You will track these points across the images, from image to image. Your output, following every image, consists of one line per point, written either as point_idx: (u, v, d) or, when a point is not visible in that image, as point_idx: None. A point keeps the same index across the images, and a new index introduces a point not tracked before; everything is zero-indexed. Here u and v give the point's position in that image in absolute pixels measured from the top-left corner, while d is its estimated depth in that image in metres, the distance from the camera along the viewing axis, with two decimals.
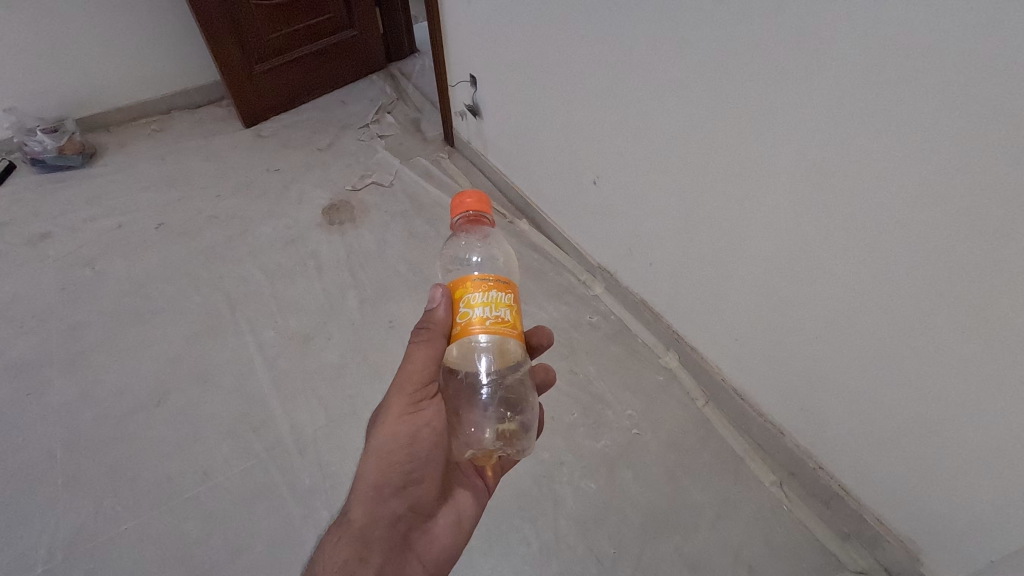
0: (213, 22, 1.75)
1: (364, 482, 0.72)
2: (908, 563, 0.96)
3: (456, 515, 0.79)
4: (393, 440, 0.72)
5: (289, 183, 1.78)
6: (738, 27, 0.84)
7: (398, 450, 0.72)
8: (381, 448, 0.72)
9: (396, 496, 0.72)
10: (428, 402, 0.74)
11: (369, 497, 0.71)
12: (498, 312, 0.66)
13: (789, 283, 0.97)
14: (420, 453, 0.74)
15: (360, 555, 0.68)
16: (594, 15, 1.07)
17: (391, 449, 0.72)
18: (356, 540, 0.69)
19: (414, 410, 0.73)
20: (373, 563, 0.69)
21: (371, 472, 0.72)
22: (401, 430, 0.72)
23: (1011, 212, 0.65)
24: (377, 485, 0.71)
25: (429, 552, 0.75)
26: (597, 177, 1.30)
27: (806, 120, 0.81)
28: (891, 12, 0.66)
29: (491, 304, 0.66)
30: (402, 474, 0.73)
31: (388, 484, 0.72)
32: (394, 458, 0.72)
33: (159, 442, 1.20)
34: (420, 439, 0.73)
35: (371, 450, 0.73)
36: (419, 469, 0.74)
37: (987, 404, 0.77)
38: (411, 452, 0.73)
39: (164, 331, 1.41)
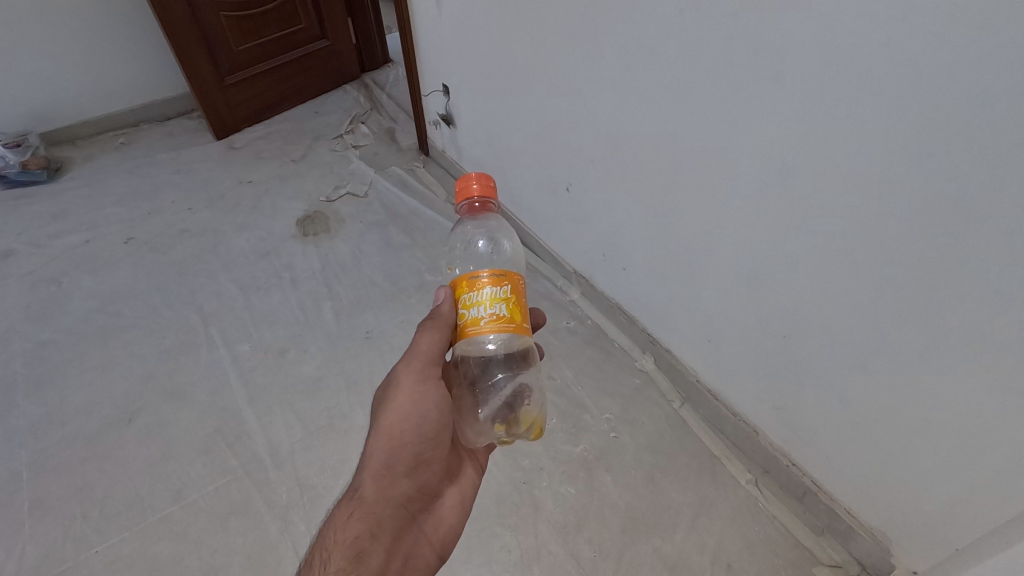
0: (183, 33, 1.84)
1: (373, 459, 0.70)
2: (879, 557, 0.96)
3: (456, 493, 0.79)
4: (401, 420, 0.70)
5: (263, 195, 1.85)
6: (662, 48, 0.89)
7: (407, 432, 0.70)
8: (390, 427, 0.70)
9: (405, 476, 0.72)
10: (437, 383, 0.72)
11: (379, 475, 0.70)
12: (494, 309, 0.63)
13: (748, 294, 0.98)
14: (427, 434, 0.72)
15: (373, 531, 0.68)
16: (542, 36, 1.13)
17: (400, 429, 0.70)
18: (368, 516, 0.68)
19: (422, 391, 0.71)
20: (381, 538, 0.68)
21: (381, 450, 0.70)
22: (411, 411, 0.70)
23: (955, 224, 0.65)
24: (388, 464, 0.70)
25: (436, 532, 0.76)
26: (569, 185, 1.31)
27: (751, 133, 0.82)
28: (781, 41, 0.72)
29: (493, 299, 0.63)
30: (413, 457, 0.72)
31: (397, 463, 0.70)
32: (403, 439, 0.70)
33: (130, 461, 1.21)
34: (428, 421, 0.71)
35: (380, 426, 0.70)
36: (426, 449, 0.73)
37: (939, 404, 0.77)
38: (419, 434, 0.71)
39: (136, 347, 1.43)
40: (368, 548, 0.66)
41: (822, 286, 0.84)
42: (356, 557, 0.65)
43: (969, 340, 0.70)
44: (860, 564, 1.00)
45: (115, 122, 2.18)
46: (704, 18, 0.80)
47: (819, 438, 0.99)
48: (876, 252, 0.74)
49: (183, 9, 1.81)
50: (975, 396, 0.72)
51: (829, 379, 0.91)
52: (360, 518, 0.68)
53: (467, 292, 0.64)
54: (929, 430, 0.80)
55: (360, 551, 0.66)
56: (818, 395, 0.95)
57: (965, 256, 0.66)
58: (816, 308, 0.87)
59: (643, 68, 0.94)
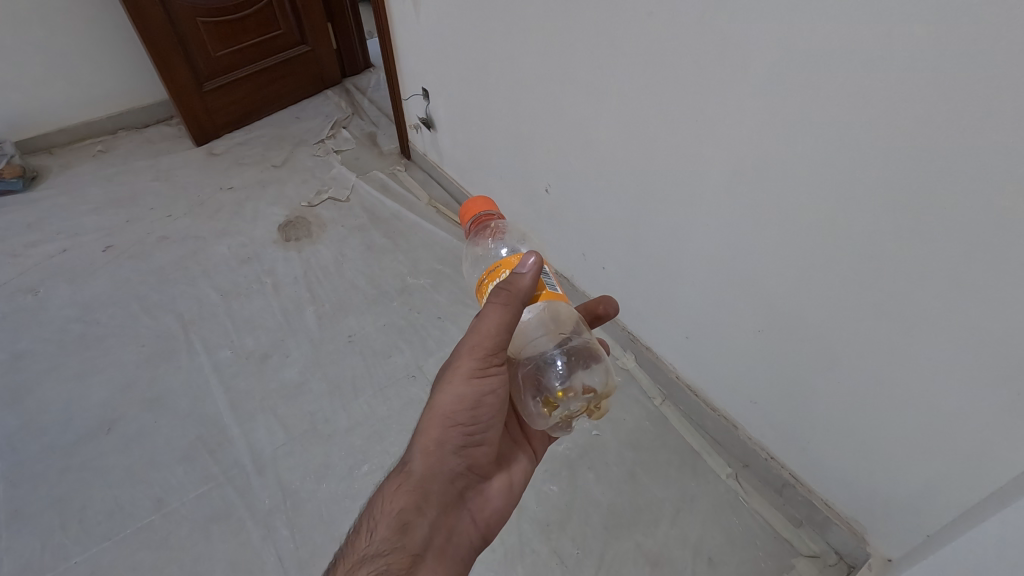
0: (160, 39, 1.83)
1: (426, 434, 0.68)
2: (856, 546, 0.98)
3: (506, 479, 0.76)
4: (456, 400, 0.66)
5: (243, 201, 1.85)
6: (633, 48, 0.90)
7: (461, 414, 0.67)
8: (445, 405, 0.67)
9: (456, 456, 0.69)
10: (499, 366, 0.66)
11: (430, 452, 0.67)
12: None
13: (724, 290, 1.00)
14: (481, 418, 0.68)
15: (420, 506, 0.66)
16: (517, 39, 1.14)
17: (454, 410, 0.67)
18: (416, 492, 0.66)
19: (483, 374, 0.66)
20: (428, 514, 0.66)
21: (434, 427, 0.67)
22: (467, 392, 0.66)
23: (915, 219, 0.67)
24: (440, 442, 0.67)
25: (481, 514, 0.72)
26: (547, 187, 1.32)
27: (721, 131, 0.83)
28: (745, 41, 0.73)
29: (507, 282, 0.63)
30: (464, 435, 0.68)
31: (449, 443, 0.68)
32: (456, 419, 0.67)
33: (109, 470, 1.19)
34: (484, 405, 0.67)
35: (436, 404, 0.67)
36: (480, 432, 0.69)
37: (905, 393, 0.79)
38: (474, 417, 0.67)
39: (114, 356, 1.41)
40: (414, 523, 0.65)
41: (793, 280, 0.86)
42: (400, 529, 0.64)
43: (931, 330, 0.72)
44: (838, 554, 1.02)
45: (92, 130, 2.16)
46: (672, 19, 0.81)
47: (795, 430, 1.01)
48: (842, 246, 0.76)
49: (160, 16, 1.80)
50: (939, 384, 0.74)
51: (804, 372, 0.93)
52: (408, 491, 0.66)
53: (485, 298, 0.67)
54: (897, 420, 0.82)
55: (405, 525, 0.65)
56: (794, 388, 0.96)
57: (925, 249, 0.67)
58: (788, 302, 0.89)
59: (615, 69, 0.95)
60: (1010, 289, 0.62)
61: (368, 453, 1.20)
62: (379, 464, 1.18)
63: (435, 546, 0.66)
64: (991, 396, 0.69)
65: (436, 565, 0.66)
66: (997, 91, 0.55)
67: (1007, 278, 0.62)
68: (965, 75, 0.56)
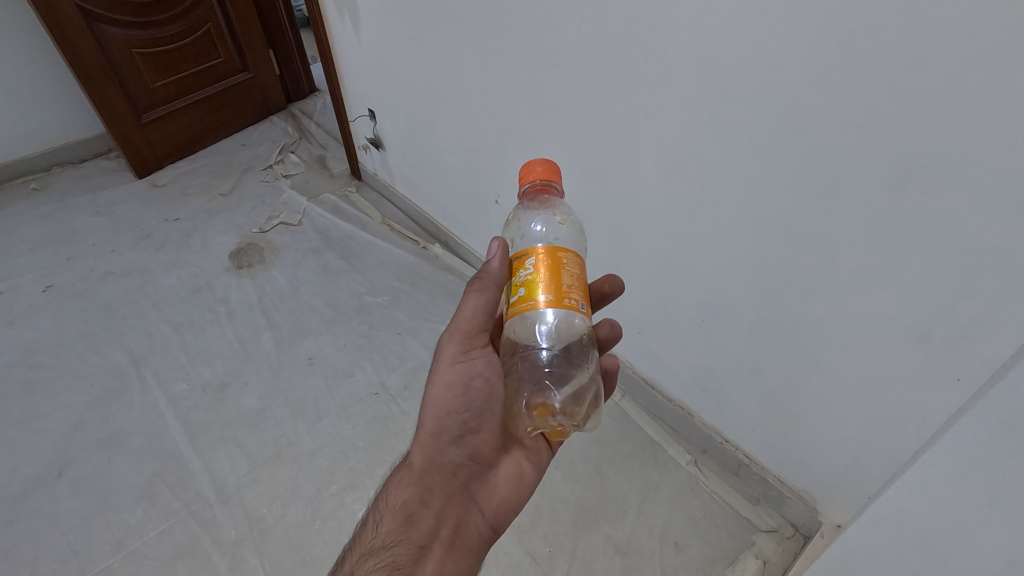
0: (93, 72, 1.80)
1: (422, 428, 0.71)
2: (809, 516, 1.04)
3: (515, 471, 0.76)
4: (446, 387, 0.69)
5: (192, 231, 1.81)
6: (567, 58, 0.94)
7: (453, 399, 0.69)
8: (437, 393, 0.70)
9: (454, 443, 0.71)
10: (482, 350, 0.71)
11: (426, 444, 0.71)
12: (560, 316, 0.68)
13: (669, 284, 1.05)
14: (475, 402, 0.70)
15: (423, 499, 0.68)
16: (458, 57, 1.18)
17: (446, 397, 0.69)
18: (418, 483, 0.69)
19: (466, 357, 0.70)
20: (433, 506, 0.68)
21: (430, 419, 0.71)
22: (455, 377, 0.69)
23: (826, 206, 0.73)
24: (436, 433, 0.70)
25: (489, 503, 0.73)
26: (498, 198, 1.35)
27: (651, 135, 0.89)
28: (662, 49, 0.79)
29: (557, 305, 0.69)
30: (458, 422, 0.70)
31: (445, 430, 0.70)
32: (450, 404, 0.70)
33: (61, 516, 1.15)
34: (474, 389, 0.69)
35: (430, 397, 0.71)
36: (475, 419, 0.71)
37: (835, 366, 0.85)
38: (468, 402, 0.70)
39: (61, 398, 1.36)
40: (418, 516, 0.67)
41: (728, 270, 0.92)
42: (405, 522, 0.66)
43: (850, 305, 0.78)
44: (794, 525, 1.08)
45: (24, 167, 2.08)
46: (599, 33, 0.86)
47: (744, 413, 1.07)
48: (768, 234, 0.82)
49: (93, 48, 1.77)
50: (861, 357, 0.81)
51: (746, 357, 0.99)
52: (411, 483, 0.69)
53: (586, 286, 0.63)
54: (831, 392, 0.88)
55: (410, 516, 0.66)
56: (739, 372, 1.02)
57: (835, 231, 0.74)
58: (724, 292, 0.95)
59: (550, 82, 1.01)
60: (908, 263, 0.68)
61: (336, 473, 1.20)
62: (347, 483, 1.18)
63: (443, 539, 0.67)
64: (902, 362, 0.76)
65: (444, 557, 0.66)
66: (875, 88, 0.61)
67: (905, 255, 0.68)
68: (850, 74, 0.63)
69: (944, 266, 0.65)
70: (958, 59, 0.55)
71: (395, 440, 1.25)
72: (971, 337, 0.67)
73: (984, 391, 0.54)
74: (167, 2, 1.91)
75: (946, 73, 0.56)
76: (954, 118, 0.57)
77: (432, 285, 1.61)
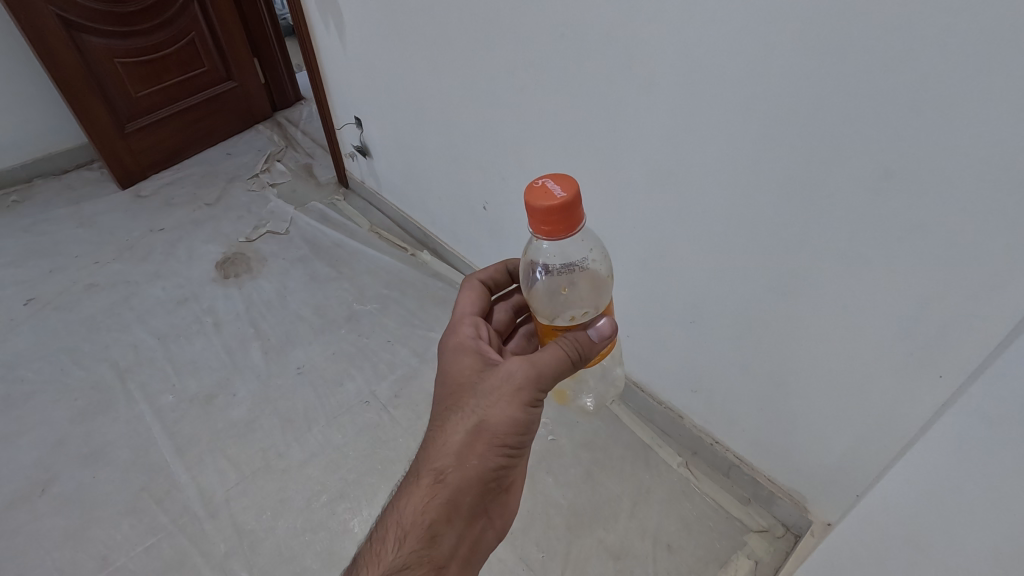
0: (74, 82, 1.78)
1: (467, 455, 0.61)
2: (799, 515, 1.04)
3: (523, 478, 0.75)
4: (508, 425, 0.60)
5: (177, 242, 1.80)
6: (551, 64, 0.95)
7: (511, 438, 0.61)
8: (492, 427, 0.60)
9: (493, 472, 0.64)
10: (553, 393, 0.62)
11: (468, 471, 0.62)
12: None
13: (656, 287, 1.06)
14: (528, 440, 0.63)
15: (451, 521, 0.63)
16: (444, 64, 1.18)
17: (504, 434, 0.61)
18: (450, 508, 0.62)
19: (536, 402, 0.61)
20: (457, 527, 0.64)
21: (479, 449, 0.61)
22: (520, 419, 0.60)
23: (808, 208, 0.74)
24: (482, 464, 0.61)
25: (503, 514, 0.72)
26: (485, 204, 1.36)
27: (636, 140, 0.90)
28: (646, 56, 0.80)
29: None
30: (507, 458, 0.63)
31: (492, 464, 0.62)
32: (504, 442, 0.61)
33: (45, 533, 1.13)
34: (532, 431, 0.62)
35: (486, 426, 0.60)
36: (523, 452, 0.64)
37: (820, 364, 0.86)
38: (521, 441, 0.62)
39: (43, 412, 1.34)
40: (442, 537, 0.63)
41: (714, 272, 0.93)
42: (428, 542, 0.62)
43: (834, 307, 0.79)
44: (784, 525, 1.08)
45: (4, 179, 2.05)
46: (582, 41, 0.88)
47: (734, 414, 1.08)
48: (753, 237, 0.83)
49: (74, 58, 1.76)
50: (844, 356, 0.82)
51: (736, 359, 1.00)
52: (441, 506, 0.62)
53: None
54: (817, 391, 0.89)
55: (434, 536, 0.62)
56: (728, 373, 1.03)
57: (818, 232, 0.75)
58: (710, 294, 0.96)
59: (536, 89, 1.01)
60: (888, 260, 0.70)
61: (326, 483, 1.19)
62: (338, 492, 1.17)
63: (460, 556, 0.66)
64: (886, 359, 0.77)
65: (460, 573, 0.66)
66: (851, 91, 0.63)
67: (884, 254, 0.70)
68: (828, 78, 0.64)
69: (923, 265, 0.67)
70: (929, 63, 0.56)
71: (386, 448, 1.24)
72: (950, 334, 0.68)
73: (963, 389, 0.55)
74: (149, 12, 1.90)
75: (919, 77, 0.58)
76: (928, 120, 0.59)
77: (421, 292, 1.61)
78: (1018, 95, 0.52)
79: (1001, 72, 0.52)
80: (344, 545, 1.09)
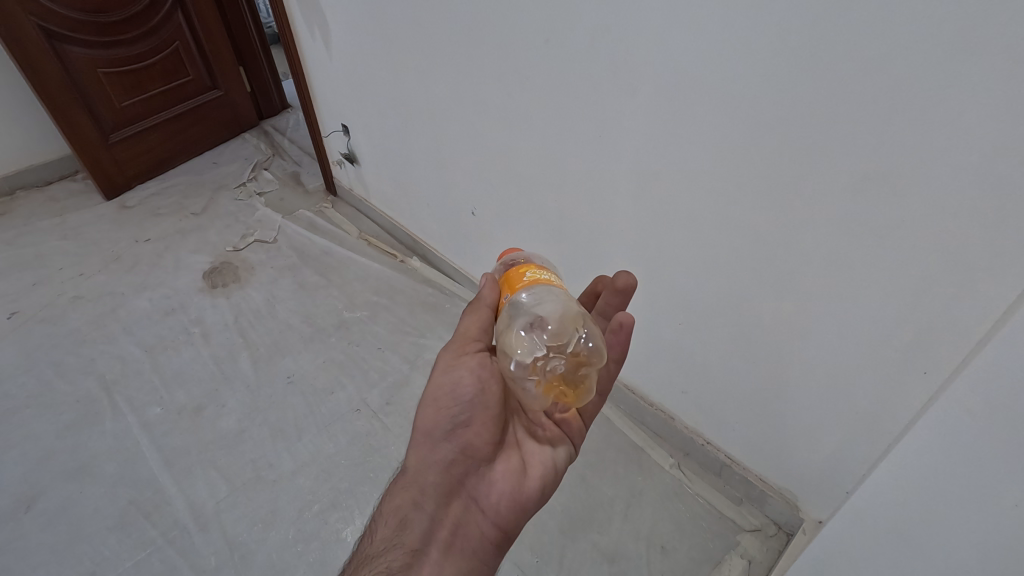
0: (57, 93, 1.76)
1: (417, 429, 0.70)
2: (790, 514, 1.05)
3: (519, 465, 0.70)
4: (436, 386, 0.69)
5: (163, 252, 1.78)
6: (537, 70, 0.96)
7: (444, 397, 0.68)
8: (427, 393, 0.70)
9: (446, 441, 0.68)
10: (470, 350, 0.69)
11: (420, 445, 0.70)
12: (553, 277, 0.67)
13: (644, 290, 1.06)
14: (462, 397, 0.67)
15: (417, 502, 0.68)
16: (429, 71, 1.19)
17: (437, 395, 0.68)
18: (413, 487, 0.69)
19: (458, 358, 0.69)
20: (427, 509, 0.68)
21: (422, 418, 0.70)
22: (445, 376, 0.68)
23: (794, 207, 0.75)
24: (429, 431, 0.69)
25: (489, 503, 0.67)
26: (474, 209, 1.36)
27: (622, 143, 0.90)
28: (630, 60, 0.81)
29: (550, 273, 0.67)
30: (448, 418, 0.68)
31: (435, 429, 0.68)
32: (438, 402, 0.68)
33: (30, 551, 1.11)
34: (463, 387, 0.68)
35: (425, 395, 0.70)
36: (466, 411, 0.68)
37: (808, 362, 0.87)
38: (455, 398, 0.67)
39: (28, 427, 1.32)
40: (413, 518, 0.67)
41: (701, 274, 0.94)
42: (399, 525, 0.67)
43: (820, 305, 0.80)
44: (776, 524, 1.09)
45: None
46: (566, 45, 0.88)
47: (724, 415, 1.08)
48: (738, 238, 0.84)
49: (56, 69, 1.74)
50: (829, 355, 0.83)
51: (724, 361, 1.00)
52: (407, 487, 0.69)
53: (527, 270, 0.67)
54: (806, 390, 0.90)
55: (403, 520, 0.67)
56: (718, 374, 1.04)
57: (803, 234, 0.76)
58: (699, 294, 0.97)
59: (521, 94, 1.02)
60: (873, 259, 0.71)
61: (318, 492, 1.18)
62: (330, 502, 1.16)
63: (437, 540, 0.66)
64: (872, 356, 0.78)
65: (441, 560, 0.65)
66: (833, 93, 0.64)
67: (867, 252, 0.71)
68: (809, 82, 0.65)
69: (907, 264, 0.68)
70: (910, 66, 0.57)
71: (378, 456, 1.23)
72: (935, 330, 0.69)
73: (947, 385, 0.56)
74: (133, 21, 1.89)
75: (897, 81, 0.59)
76: (910, 121, 0.60)
77: (411, 298, 1.61)
78: (995, 95, 0.53)
79: (981, 72, 0.53)
80: (337, 555, 1.08)
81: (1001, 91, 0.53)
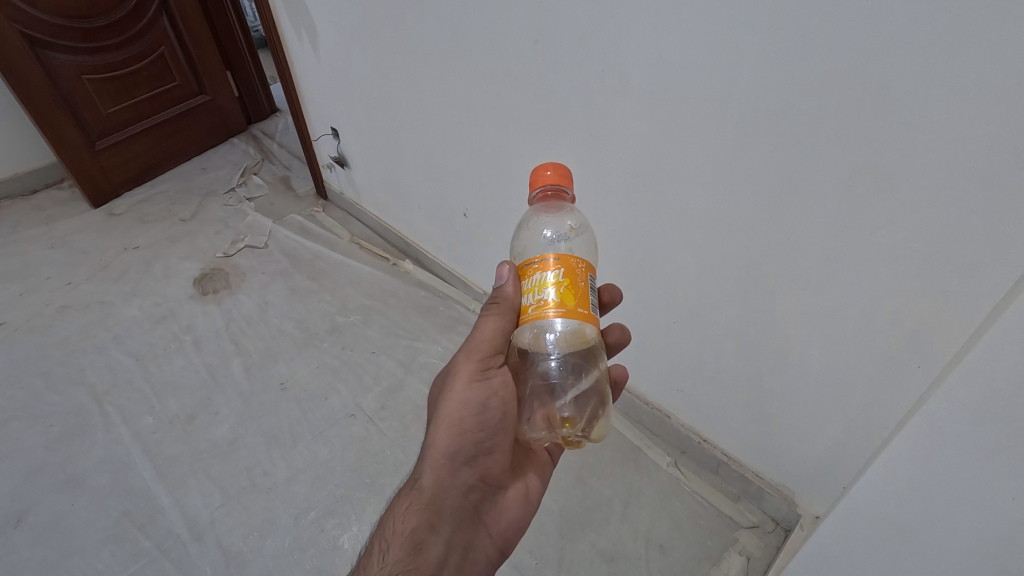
0: (41, 100, 1.74)
1: (433, 448, 0.65)
2: (788, 509, 1.05)
3: (523, 490, 0.73)
4: (462, 408, 0.65)
5: (152, 259, 1.76)
6: (527, 70, 0.95)
7: (469, 420, 0.65)
8: (450, 411, 0.65)
9: (465, 464, 0.66)
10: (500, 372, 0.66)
11: (439, 466, 0.65)
12: (544, 294, 0.56)
13: (638, 290, 1.06)
14: (489, 423, 0.66)
15: (433, 524, 0.64)
16: (418, 72, 1.18)
17: (461, 417, 0.65)
18: (428, 509, 0.64)
19: (483, 377, 0.65)
20: (442, 532, 0.64)
21: (441, 439, 0.65)
22: (473, 399, 0.64)
23: (787, 204, 0.75)
24: (449, 453, 0.65)
25: (497, 526, 0.70)
26: (465, 211, 1.35)
27: (614, 140, 0.90)
28: (620, 60, 0.81)
29: (543, 284, 0.57)
30: (472, 443, 0.66)
31: (457, 453, 0.65)
32: (463, 425, 0.65)
33: (22, 566, 1.09)
34: (491, 411, 0.65)
35: (444, 416, 0.65)
36: (489, 438, 0.67)
37: (805, 358, 0.87)
38: (481, 423, 0.65)
39: (17, 440, 1.29)
40: (428, 543, 0.63)
41: (694, 272, 0.94)
42: (413, 551, 0.61)
43: (812, 302, 0.81)
44: (773, 520, 1.09)
45: None
46: (555, 47, 0.88)
47: (720, 412, 1.08)
48: (732, 235, 0.84)
49: (41, 76, 1.71)
50: (823, 351, 0.84)
51: (719, 358, 1.01)
52: (420, 509, 0.64)
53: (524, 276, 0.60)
54: (801, 386, 0.90)
55: (418, 545, 0.62)
56: (713, 372, 1.04)
57: (795, 230, 0.76)
58: (693, 294, 0.97)
59: (511, 96, 1.02)
60: (868, 258, 0.71)
61: (315, 499, 1.17)
62: (327, 509, 1.15)
63: (453, 565, 0.64)
64: (866, 351, 0.78)
65: None
66: (822, 91, 0.64)
67: (857, 249, 0.71)
68: (798, 79, 0.65)
69: (897, 260, 0.68)
70: (899, 64, 0.58)
71: (374, 461, 1.23)
72: (929, 324, 0.69)
73: (942, 378, 0.56)
74: (118, 26, 1.87)
75: (885, 76, 0.59)
76: (901, 116, 0.60)
77: (405, 301, 1.60)
78: (983, 86, 0.54)
79: (970, 64, 0.53)
80: (335, 563, 1.07)
81: (987, 83, 0.53)
